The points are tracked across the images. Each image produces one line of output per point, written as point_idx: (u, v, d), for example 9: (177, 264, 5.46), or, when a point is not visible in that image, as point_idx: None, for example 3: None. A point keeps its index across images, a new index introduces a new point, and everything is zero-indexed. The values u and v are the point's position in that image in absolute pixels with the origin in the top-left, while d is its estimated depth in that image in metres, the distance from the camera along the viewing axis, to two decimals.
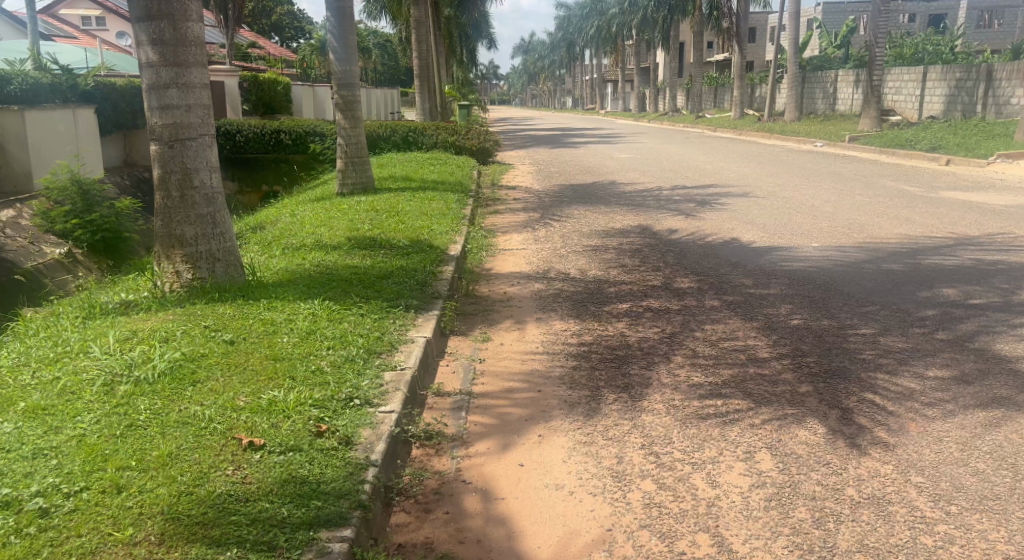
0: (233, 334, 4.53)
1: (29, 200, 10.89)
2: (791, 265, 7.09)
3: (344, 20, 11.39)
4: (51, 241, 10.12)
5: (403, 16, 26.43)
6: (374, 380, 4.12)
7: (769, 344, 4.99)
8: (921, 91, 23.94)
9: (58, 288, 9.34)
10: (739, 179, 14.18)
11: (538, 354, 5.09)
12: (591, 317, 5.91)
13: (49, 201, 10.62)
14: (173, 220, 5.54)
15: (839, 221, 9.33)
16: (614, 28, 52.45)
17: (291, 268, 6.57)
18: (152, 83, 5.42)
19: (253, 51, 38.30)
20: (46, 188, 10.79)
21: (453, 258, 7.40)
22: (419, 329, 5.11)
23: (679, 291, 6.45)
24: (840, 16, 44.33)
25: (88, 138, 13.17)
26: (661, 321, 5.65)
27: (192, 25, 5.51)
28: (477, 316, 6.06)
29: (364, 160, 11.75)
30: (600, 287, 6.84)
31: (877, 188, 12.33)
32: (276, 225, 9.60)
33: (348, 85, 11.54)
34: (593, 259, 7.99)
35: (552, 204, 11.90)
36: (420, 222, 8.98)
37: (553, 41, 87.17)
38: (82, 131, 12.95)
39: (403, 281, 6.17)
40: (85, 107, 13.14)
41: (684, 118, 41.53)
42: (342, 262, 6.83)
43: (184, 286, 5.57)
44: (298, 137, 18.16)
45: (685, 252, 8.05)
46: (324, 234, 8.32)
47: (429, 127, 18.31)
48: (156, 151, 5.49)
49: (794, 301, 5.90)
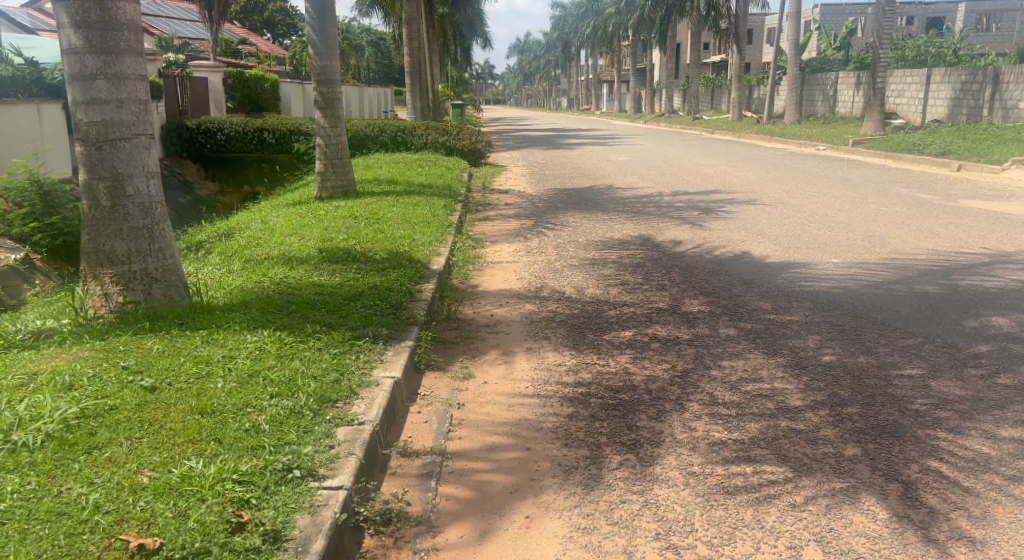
0: (155, 377, 3.73)
1: None
2: (813, 285, 6.33)
3: (325, 13, 10.58)
4: (7, 244, 9.21)
5: (393, 12, 25.62)
6: (322, 440, 3.33)
7: (801, 386, 4.21)
8: (925, 94, 23.23)
9: (9, 297, 8.35)
10: (744, 184, 13.42)
11: (528, 397, 4.30)
12: (589, 349, 5.11)
13: (7, 203, 9.76)
14: (102, 234, 4.72)
15: (857, 232, 8.59)
16: (610, 28, 51.69)
17: (248, 287, 5.77)
18: (76, 73, 4.63)
19: (243, 48, 37.43)
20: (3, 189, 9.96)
21: (434, 274, 6.62)
22: (386, 367, 4.32)
23: (689, 316, 5.67)
24: (839, 17, 43.70)
25: (55, 136, 12.30)
26: (671, 355, 4.87)
27: (123, 6, 4.72)
28: (458, 345, 5.27)
29: (344, 161, 10.93)
30: (599, 309, 6.06)
31: (890, 196, 11.60)
32: (245, 232, 8.82)
33: (329, 81, 10.69)
34: (592, 275, 7.21)
35: (546, 210, 11.13)
36: (401, 231, 8.20)
37: (548, 40, 86.40)
38: (47, 130, 12.07)
39: (374, 304, 5.38)
40: (49, 102, 12.18)
41: (681, 119, 40.82)
42: (306, 279, 6.02)
43: (114, 312, 4.76)
44: (281, 136, 17.40)
45: (692, 268, 7.28)
46: (292, 245, 7.52)
47: (418, 126, 17.53)
48: (81, 152, 4.67)
49: (823, 330, 5.13)
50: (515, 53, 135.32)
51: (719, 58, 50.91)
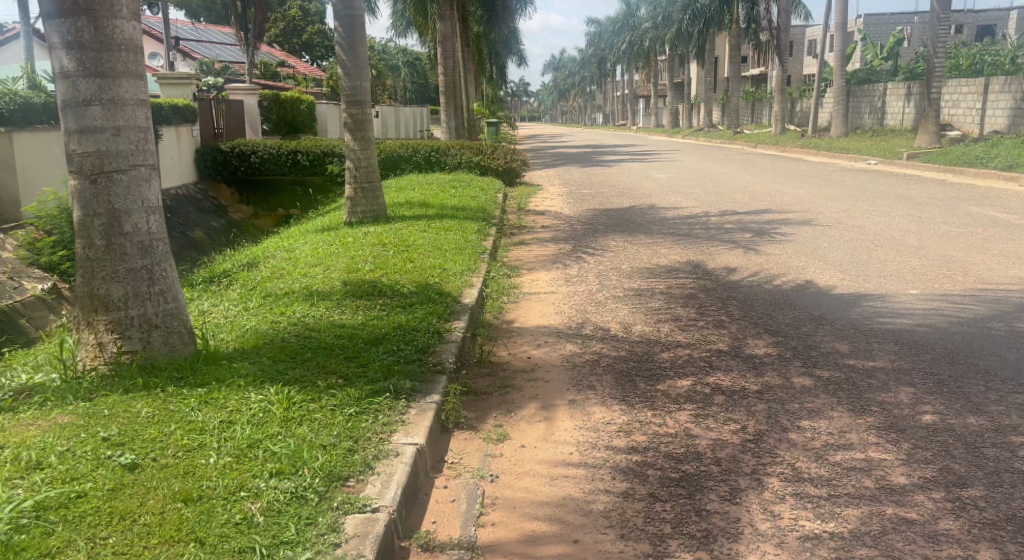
0: (137, 451, 3.18)
1: (14, 230, 9.51)
2: (893, 324, 5.64)
3: (354, 31, 10.11)
4: (34, 275, 8.70)
5: (428, 31, 25.34)
6: (326, 535, 2.75)
7: (903, 457, 3.53)
8: (983, 104, 22.16)
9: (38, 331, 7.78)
10: (797, 203, 12.68)
11: (572, 467, 3.68)
12: (642, 403, 4.47)
13: (38, 231, 9.24)
14: (96, 275, 4.19)
15: (933, 258, 7.82)
16: (646, 43, 51.11)
17: (262, 328, 5.21)
18: (68, 99, 4.09)
19: (282, 70, 37.69)
20: (34, 217, 9.47)
21: (466, 311, 6.02)
22: (407, 431, 3.72)
23: (755, 362, 5.01)
24: (885, 27, 42.46)
25: None
26: (740, 414, 4.22)
27: (121, 24, 4.16)
28: (491, 397, 4.65)
29: (375, 186, 10.45)
30: (651, 350, 5.43)
31: (958, 216, 10.77)
32: (268, 263, 8.33)
33: (358, 102, 10.21)
34: (639, 309, 6.57)
35: (586, 233, 10.53)
36: (432, 260, 7.63)
37: (584, 55, 86.14)
38: None
39: (398, 349, 4.79)
40: None
41: (722, 133, 39.96)
42: (326, 319, 5.45)
43: (106, 365, 4.21)
44: (316, 158, 17.07)
45: (751, 300, 6.61)
46: (315, 277, 6.98)
47: (453, 145, 17.06)
48: (75, 187, 4.15)
49: (916, 382, 4.43)
50: (550, 71, 135.25)
51: (759, 72, 49.92)
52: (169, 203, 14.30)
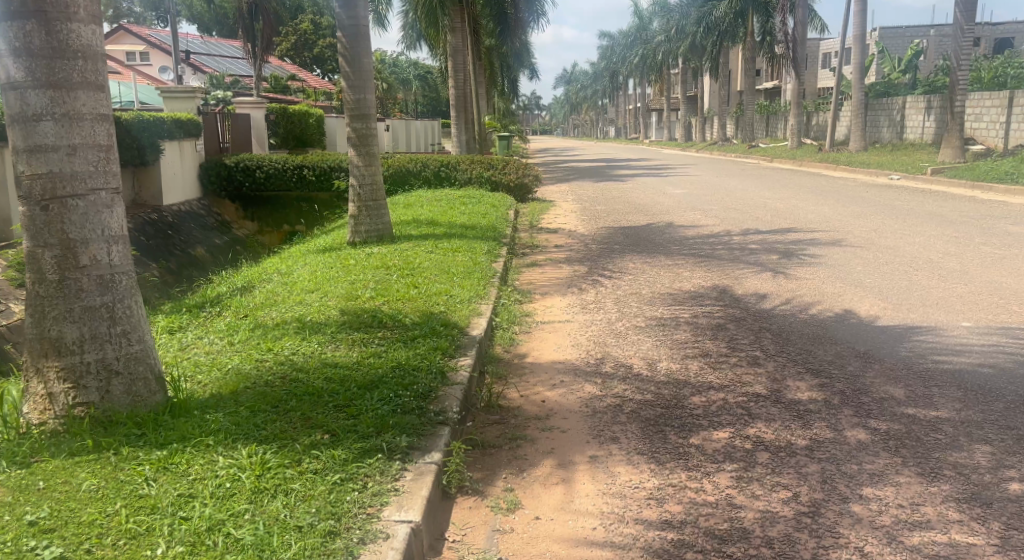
0: (66, 543, 2.63)
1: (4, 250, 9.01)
2: (952, 365, 5.08)
3: (358, 43, 9.63)
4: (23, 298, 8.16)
5: (438, 43, 24.92)
6: None
7: (995, 542, 3.01)
8: (1007, 118, 21.53)
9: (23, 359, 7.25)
10: (822, 220, 12.11)
11: (596, 548, 3.16)
12: (674, 460, 3.91)
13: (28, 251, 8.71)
14: (46, 316, 3.64)
15: (981, 287, 7.26)
16: (659, 56, 50.68)
17: (244, 369, 4.66)
18: (16, 113, 3.54)
19: (292, 83, 37.36)
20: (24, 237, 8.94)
21: (474, 345, 5.44)
22: (401, 502, 3.15)
23: (800, 410, 4.46)
24: (901, 40, 41.85)
25: None
26: (790, 478, 3.65)
27: (78, 28, 3.59)
28: (500, 451, 4.08)
29: (379, 204, 9.93)
30: (680, 392, 4.87)
31: (997, 238, 10.19)
32: (262, 288, 7.78)
33: (363, 116, 9.70)
34: (663, 341, 6.00)
35: (601, 253, 9.98)
36: (438, 286, 7.07)
37: (596, 69, 85.85)
38: None
39: (394, 395, 4.22)
40: None
41: (736, 147, 39.37)
42: (315, 356, 4.89)
43: (57, 420, 3.66)
44: (322, 173, 16.53)
45: (787, 332, 6.05)
46: (311, 305, 6.44)
47: (463, 160, 16.60)
48: (24, 215, 3.60)
49: (992, 439, 3.88)
50: (561, 85, 135.21)
51: (774, 84, 49.42)
52: (171, 220, 13.85)
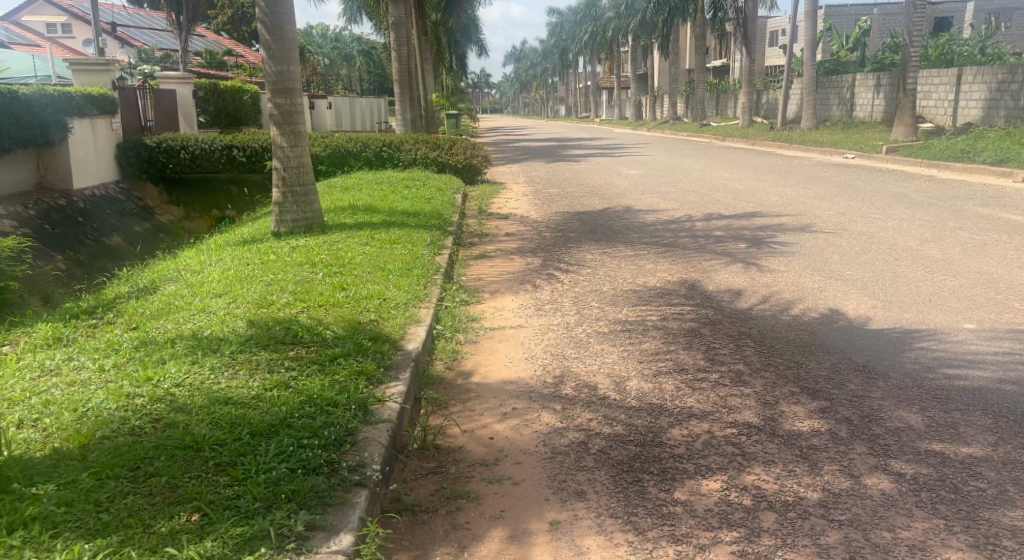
0: None
1: None
2: (969, 382, 4.34)
3: (279, 7, 8.48)
4: None
5: (380, 14, 23.61)
6: None
7: None
8: (955, 95, 21.25)
9: None
10: (786, 203, 11.46)
11: None
12: (657, 526, 3.06)
13: None
14: None
15: (973, 280, 6.61)
16: (608, 33, 49.84)
17: (105, 408, 3.66)
18: None
19: (228, 59, 35.49)
20: None
21: (408, 365, 4.48)
22: None
23: (804, 448, 3.65)
24: (846, 18, 41.80)
25: None
26: (807, 554, 2.83)
27: None
28: (436, 517, 3.19)
29: (307, 189, 8.86)
30: (656, 423, 4.01)
31: (970, 221, 9.62)
32: (164, 290, 6.69)
33: (286, 90, 8.57)
34: (631, 353, 5.13)
35: (555, 242, 9.10)
36: (370, 288, 6.07)
37: (546, 47, 84.75)
38: None
39: (295, 445, 3.24)
40: None
41: (687, 126, 38.87)
42: (200, 389, 3.88)
43: None
44: (253, 153, 15.32)
45: (772, 339, 5.26)
46: (215, 314, 5.40)
47: (406, 140, 15.52)
48: None
49: None
50: (510, 63, 133.73)
51: (721, 62, 49.11)
52: (83, 206, 12.50)
